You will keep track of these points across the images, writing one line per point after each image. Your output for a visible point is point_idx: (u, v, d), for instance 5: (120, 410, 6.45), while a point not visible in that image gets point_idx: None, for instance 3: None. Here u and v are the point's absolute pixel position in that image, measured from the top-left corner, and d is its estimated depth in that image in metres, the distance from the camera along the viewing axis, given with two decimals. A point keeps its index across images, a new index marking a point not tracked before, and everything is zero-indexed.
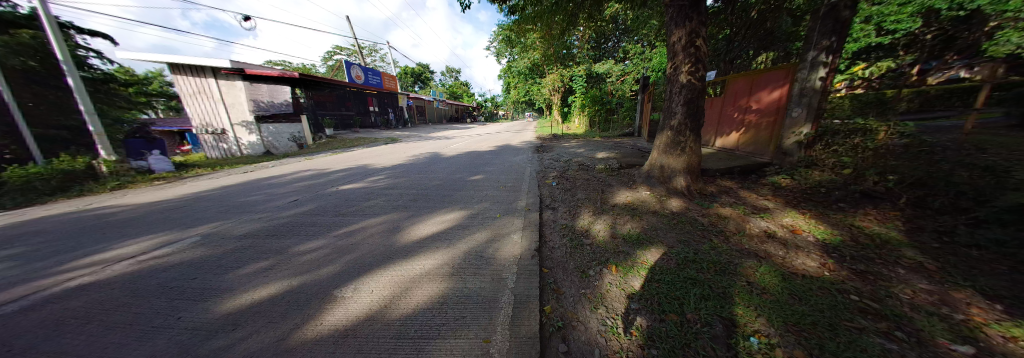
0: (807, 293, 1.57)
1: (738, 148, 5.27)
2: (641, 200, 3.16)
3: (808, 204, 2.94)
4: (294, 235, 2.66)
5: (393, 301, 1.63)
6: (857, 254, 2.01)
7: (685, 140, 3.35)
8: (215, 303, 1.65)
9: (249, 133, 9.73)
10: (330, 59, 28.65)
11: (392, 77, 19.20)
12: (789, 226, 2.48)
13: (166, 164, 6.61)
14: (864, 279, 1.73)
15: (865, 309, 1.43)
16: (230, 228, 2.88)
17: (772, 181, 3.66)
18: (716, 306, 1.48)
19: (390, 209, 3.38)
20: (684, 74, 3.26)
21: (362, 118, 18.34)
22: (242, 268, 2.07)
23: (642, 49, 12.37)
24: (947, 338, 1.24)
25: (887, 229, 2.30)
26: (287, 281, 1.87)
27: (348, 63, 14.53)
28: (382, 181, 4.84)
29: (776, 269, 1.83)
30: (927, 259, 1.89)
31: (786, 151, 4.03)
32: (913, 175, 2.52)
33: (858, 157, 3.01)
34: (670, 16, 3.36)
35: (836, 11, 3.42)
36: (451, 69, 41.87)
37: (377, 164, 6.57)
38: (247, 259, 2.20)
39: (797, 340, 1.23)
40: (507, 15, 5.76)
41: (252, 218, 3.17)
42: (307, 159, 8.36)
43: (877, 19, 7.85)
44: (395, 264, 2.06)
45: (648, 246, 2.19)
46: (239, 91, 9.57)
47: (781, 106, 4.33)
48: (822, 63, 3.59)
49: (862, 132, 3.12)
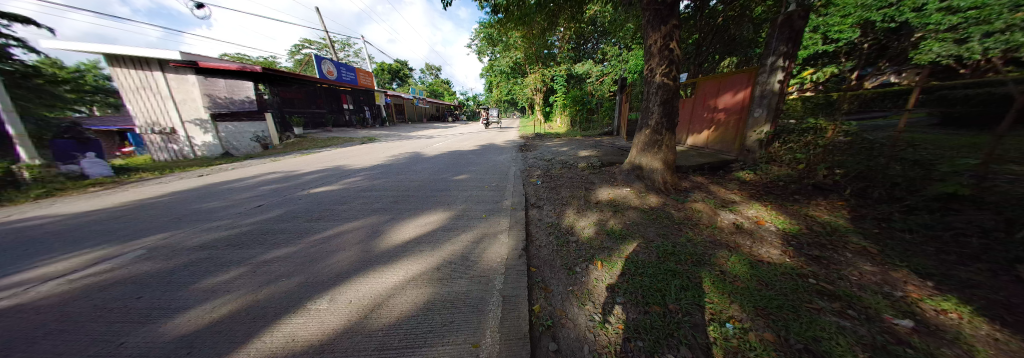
0: (773, 279, 1.72)
1: (707, 146, 5.64)
2: (622, 196, 3.29)
3: (768, 196, 3.24)
4: (260, 244, 2.46)
5: (374, 311, 1.56)
6: (813, 241, 2.24)
7: (661, 138, 3.52)
8: (167, 323, 1.48)
9: (204, 132, 8.91)
10: (297, 53, 26.22)
11: (368, 74, 18.31)
12: (754, 217, 2.69)
13: (103, 168, 5.77)
14: (819, 263, 1.93)
15: (822, 291, 1.60)
16: (185, 239, 2.61)
17: (738, 176, 3.99)
18: (695, 295, 1.58)
19: (367, 213, 3.23)
20: (660, 76, 3.43)
21: (335, 116, 17.29)
22: (199, 282, 1.89)
23: (619, 51, 12.77)
24: (891, 314, 1.41)
25: (836, 217, 2.59)
26: (255, 293, 1.74)
27: (317, 57, 13.66)
28: (359, 183, 4.65)
29: (746, 257, 1.99)
30: (870, 243, 2.14)
31: (748, 148, 4.37)
32: (856, 169, 2.85)
33: (810, 153, 3.33)
34: (647, 19, 3.50)
35: (792, 21, 3.75)
36: (430, 68, 41.08)
37: (352, 166, 6.24)
38: (202, 273, 2.00)
39: (766, 323, 1.35)
40: (488, 13, 5.67)
41: (211, 227, 2.90)
42: (271, 160, 7.69)
43: (823, 29, 9.05)
44: (376, 272, 1.97)
45: (629, 241, 2.28)
46: (192, 86, 8.68)
47: (743, 107, 4.71)
48: (780, 68, 3.93)
49: (814, 131, 3.43)
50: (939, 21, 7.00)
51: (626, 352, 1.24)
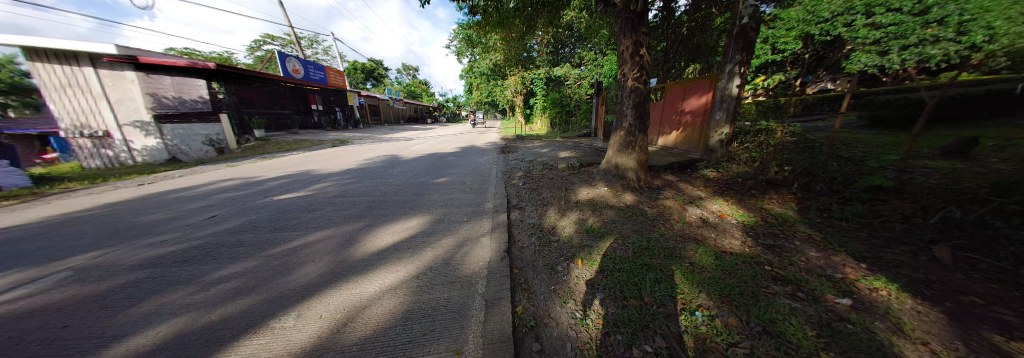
0: (735, 267, 1.89)
1: (676, 146, 6.03)
2: (600, 195, 3.42)
3: (729, 191, 3.54)
4: (213, 260, 2.25)
5: (346, 325, 1.49)
6: (767, 231, 2.49)
7: (635, 139, 3.72)
8: (107, 353, 1.31)
9: (145, 135, 7.94)
10: (257, 49, 24.20)
11: (339, 73, 17.36)
12: (718, 212, 2.93)
13: (19, 178, 4.97)
14: (772, 251, 2.15)
15: (776, 276, 1.79)
16: (125, 257, 2.32)
17: (703, 173, 4.31)
18: (667, 287, 1.70)
19: (342, 220, 3.08)
20: (632, 80, 3.62)
21: (302, 118, 16.19)
22: (146, 304, 1.69)
23: (595, 56, 13.25)
24: (833, 294, 1.62)
25: (786, 209, 2.90)
26: (212, 314, 1.59)
27: (281, 54, 12.73)
28: (330, 189, 4.40)
29: (712, 248, 2.18)
30: (814, 232, 2.42)
31: (711, 148, 4.73)
32: (801, 166, 3.21)
33: (764, 152, 3.70)
34: (619, 26, 3.69)
35: (746, 32, 4.13)
36: (407, 68, 39.90)
37: (322, 170, 5.89)
38: (144, 294, 1.79)
39: (729, 309, 1.49)
40: (466, 15, 5.64)
41: (158, 242, 2.61)
42: (227, 166, 7.04)
43: (772, 40, 10.13)
44: (350, 283, 1.89)
45: (607, 237, 2.40)
46: (130, 84, 7.71)
47: (706, 110, 5.10)
48: (736, 74, 4.30)
49: (766, 132, 3.82)
50: (865, 36, 8.25)
51: (605, 346, 1.30)
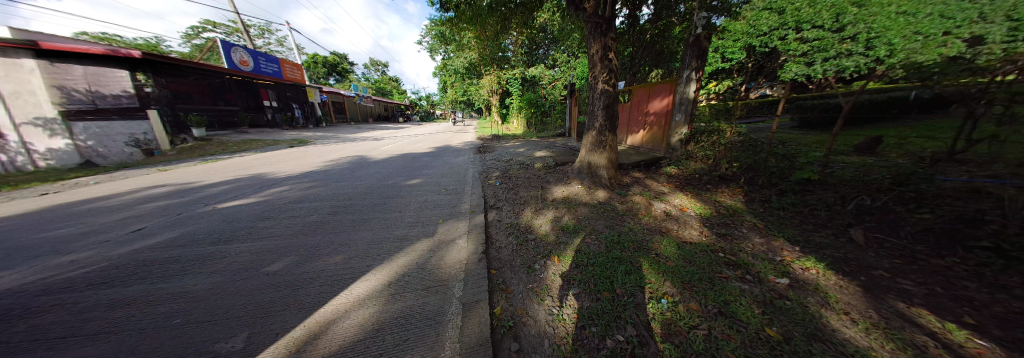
0: (694, 256, 2.08)
1: (642, 145, 6.42)
2: (574, 193, 3.54)
3: (688, 186, 3.86)
4: (143, 280, 1.95)
5: (306, 343, 1.37)
6: (720, 221, 2.77)
7: (605, 139, 3.90)
8: None
9: (49, 136, 6.57)
10: (195, 36, 21.29)
11: (297, 67, 15.93)
12: (679, 205, 3.19)
13: None
14: (725, 239, 2.39)
15: (728, 262, 2.00)
16: (20, 282, 1.93)
17: (666, 170, 4.65)
18: (636, 277, 1.82)
19: (304, 227, 2.84)
20: (602, 83, 3.79)
21: (252, 115, 14.61)
22: (52, 335, 1.42)
23: (567, 58, 13.65)
24: (773, 275, 1.85)
25: (735, 201, 3.25)
26: (143, 341, 1.38)
27: (224, 43, 11.35)
28: (288, 193, 4.04)
29: (675, 240, 2.37)
30: (758, 220, 2.74)
31: (672, 147, 5.11)
32: (747, 162, 3.60)
33: (716, 150, 4.09)
34: (589, 31, 3.84)
35: (699, 41, 4.53)
36: (375, 63, 37.79)
37: (277, 173, 5.37)
38: (49, 325, 1.50)
39: (691, 294, 1.63)
40: (439, 11, 5.48)
41: (68, 261, 2.21)
42: (158, 170, 6.13)
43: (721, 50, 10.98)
44: (311, 297, 1.74)
45: (582, 234, 2.49)
46: (29, 75, 6.40)
47: (667, 112, 5.50)
48: (692, 80, 4.69)
49: (715, 132, 4.23)
50: (796, 48, 9.44)
51: (580, 339, 1.35)
